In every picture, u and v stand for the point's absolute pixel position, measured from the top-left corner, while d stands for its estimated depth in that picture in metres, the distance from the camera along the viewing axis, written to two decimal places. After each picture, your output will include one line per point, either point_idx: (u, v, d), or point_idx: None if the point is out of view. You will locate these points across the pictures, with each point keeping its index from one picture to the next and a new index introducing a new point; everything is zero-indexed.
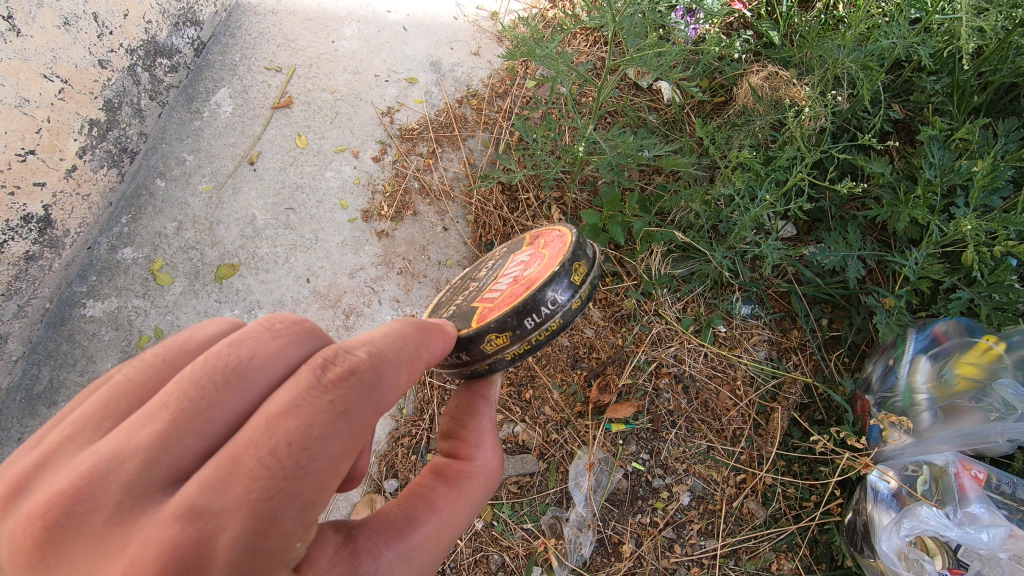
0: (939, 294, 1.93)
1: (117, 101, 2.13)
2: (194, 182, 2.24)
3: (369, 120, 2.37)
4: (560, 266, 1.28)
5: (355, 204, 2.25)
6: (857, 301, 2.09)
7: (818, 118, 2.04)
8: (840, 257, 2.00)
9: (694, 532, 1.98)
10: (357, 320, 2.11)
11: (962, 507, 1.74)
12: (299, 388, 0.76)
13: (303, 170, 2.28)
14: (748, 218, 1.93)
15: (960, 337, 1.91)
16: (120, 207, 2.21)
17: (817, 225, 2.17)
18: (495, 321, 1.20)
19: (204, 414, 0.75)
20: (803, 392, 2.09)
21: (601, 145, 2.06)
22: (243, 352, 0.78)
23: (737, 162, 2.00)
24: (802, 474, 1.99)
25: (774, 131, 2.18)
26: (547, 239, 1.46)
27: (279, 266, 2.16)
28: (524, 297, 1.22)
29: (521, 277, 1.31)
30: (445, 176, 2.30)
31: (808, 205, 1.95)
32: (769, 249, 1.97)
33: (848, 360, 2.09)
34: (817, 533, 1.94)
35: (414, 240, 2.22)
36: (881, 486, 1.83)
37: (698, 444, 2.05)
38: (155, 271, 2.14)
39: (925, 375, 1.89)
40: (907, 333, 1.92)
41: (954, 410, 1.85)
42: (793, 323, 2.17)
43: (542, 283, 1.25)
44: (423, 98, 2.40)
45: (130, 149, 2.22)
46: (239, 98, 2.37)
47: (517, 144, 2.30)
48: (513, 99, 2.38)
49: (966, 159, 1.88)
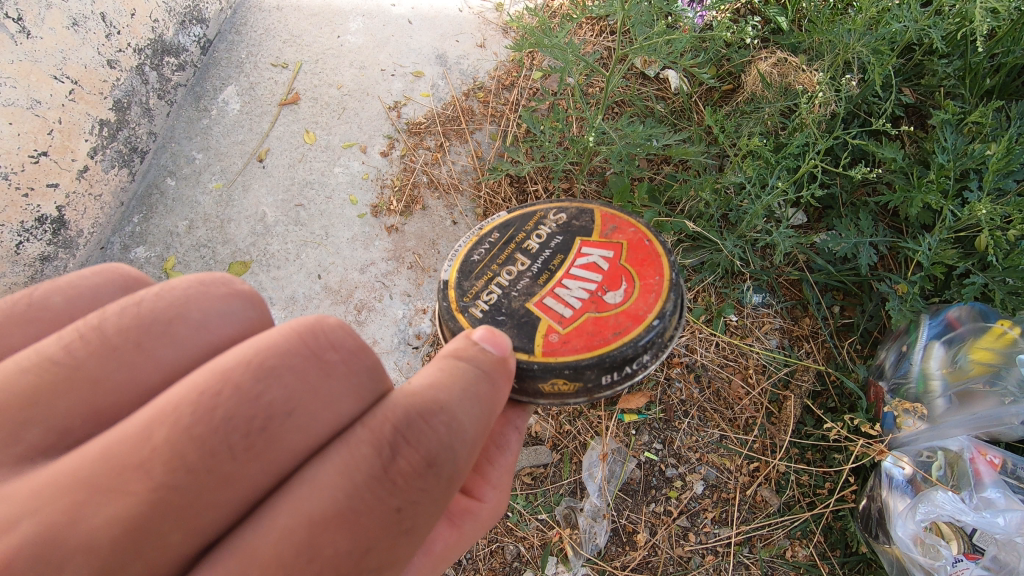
0: (952, 279, 1.92)
1: (126, 101, 2.14)
2: (204, 181, 2.25)
3: (376, 114, 2.36)
4: (654, 315, 1.39)
5: (364, 200, 2.25)
6: (869, 288, 2.08)
7: (829, 104, 2.02)
8: (852, 244, 1.99)
9: (708, 520, 1.99)
10: (369, 315, 2.12)
11: (977, 492, 1.75)
12: (277, 353, 0.74)
13: (311, 166, 2.29)
14: (760, 207, 1.92)
15: (973, 322, 1.89)
16: (132, 206, 2.20)
17: (828, 212, 2.16)
18: (579, 365, 1.33)
19: (208, 482, 0.68)
20: (815, 379, 2.08)
21: (610, 135, 2.05)
22: (278, 398, 0.72)
23: (747, 150, 1.99)
24: (816, 461, 1.99)
25: (784, 118, 2.17)
26: (638, 251, 1.50)
27: (290, 262, 2.17)
28: (616, 350, 1.35)
29: (605, 303, 1.39)
30: (453, 170, 2.30)
31: (820, 192, 1.94)
32: (781, 238, 1.97)
33: (860, 347, 2.08)
34: (831, 520, 1.93)
35: (423, 234, 2.22)
36: (895, 472, 1.82)
37: (710, 433, 2.05)
38: (168, 270, 2.12)
39: (939, 361, 1.88)
40: (920, 319, 1.90)
41: (968, 396, 1.85)
42: (805, 311, 2.16)
43: (636, 333, 1.37)
44: (429, 92, 2.40)
45: (140, 149, 2.22)
46: (246, 95, 2.37)
47: (525, 136, 2.29)
48: (520, 91, 2.37)
49: (978, 143, 1.87)
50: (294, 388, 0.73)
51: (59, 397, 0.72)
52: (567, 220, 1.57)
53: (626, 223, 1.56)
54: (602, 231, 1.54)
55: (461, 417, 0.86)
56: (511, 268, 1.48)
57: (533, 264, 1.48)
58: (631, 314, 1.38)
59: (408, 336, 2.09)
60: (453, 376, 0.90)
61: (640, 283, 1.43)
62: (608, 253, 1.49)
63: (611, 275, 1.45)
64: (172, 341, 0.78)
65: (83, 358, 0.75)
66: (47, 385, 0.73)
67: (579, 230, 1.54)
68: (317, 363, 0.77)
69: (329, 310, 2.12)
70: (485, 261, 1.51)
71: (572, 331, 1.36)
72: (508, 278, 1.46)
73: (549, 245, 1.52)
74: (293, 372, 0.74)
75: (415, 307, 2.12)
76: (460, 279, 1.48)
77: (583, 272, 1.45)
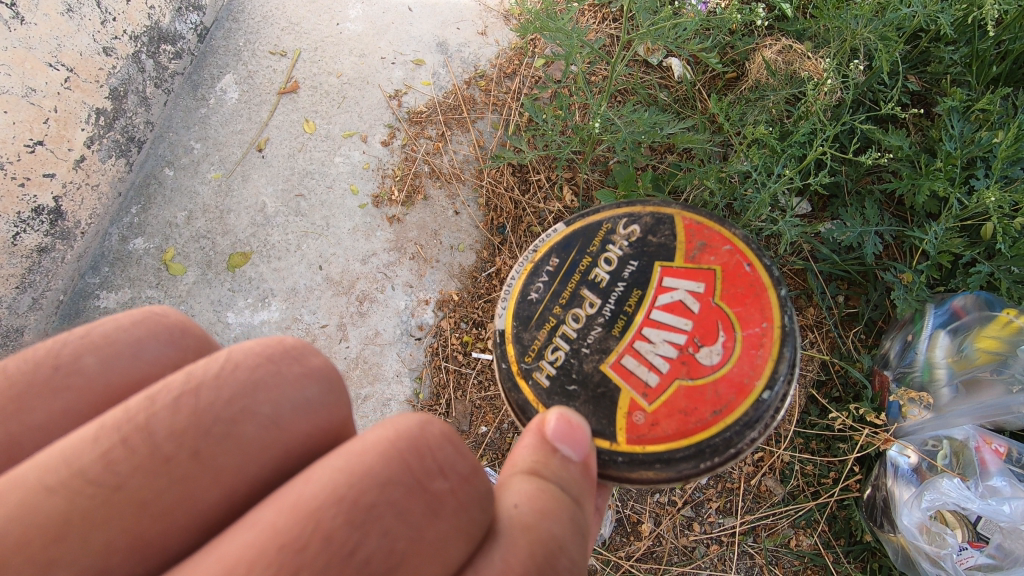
0: (958, 268, 1.90)
1: (122, 89, 2.10)
2: (203, 171, 2.22)
3: (376, 103, 2.33)
4: (761, 383, 1.31)
5: (365, 190, 2.23)
6: (874, 277, 2.07)
7: (834, 91, 2.00)
8: (857, 233, 1.97)
9: (713, 510, 1.99)
10: (371, 306, 2.11)
11: (983, 480, 1.75)
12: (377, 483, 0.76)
13: (311, 156, 2.26)
14: (766, 195, 1.90)
15: (978, 312, 1.88)
16: (130, 196, 2.18)
17: (833, 200, 2.14)
18: (672, 456, 1.29)
19: None
20: (820, 369, 2.07)
21: (614, 123, 2.03)
22: (377, 547, 0.73)
23: (752, 138, 1.96)
24: (820, 451, 1.99)
25: (790, 106, 2.15)
26: (735, 284, 1.40)
27: (291, 253, 2.15)
28: (714, 434, 1.29)
29: (699, 365, 1.33)
30: (455, 159, 2.27)
31: (826, 180, 1.93)
32: (787, 227, 1.95)
33: (865, 337, 2.07)
34: (835, 509, 1.94)
35: (425, 224, 2.20)
36: (900, 462, 1.82)
37: None
38: (168, 261, 2.13)
39: (944, 350, 1.88)
40: (925, 308, 1.89)
41: (974, 384, 1.86)
42: (809, 301, 2.14)
43: (741, 407, 1.30)
44: (430, 81, 2.37)
45: (137, 138, 2.19)
46: (244, 84, 2.34)
47: (527, 125, 2.27)
48: (522, 79, 2.34)
49: (985, 131, 1.86)
50: (396, 529, 0.75)
51: (98, 526, 0.71)
52: (640, 235, 1.49)
53: (718, 239, 1.45)
54: (687, 252, 1.45)
55: (570, 545, 0.91)
56: (579, 314, 1.42)
57: (605, 303, 1.42)
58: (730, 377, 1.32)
59: (410, 327, 2.08)
60: (547, 495, 0.95)
61: (741, 336, 1.34)
62: (697, 287, 1.41)
63: (704, 321, 1.36)
64: (237, 445, 0.79)
65: (128, 476, 0.74)
66: (80, 510, 0.71)
67: (656, 252, 1.46)
68: (421, 495, 0.79)
69: (332, 301, 2.11)
70: (546, 301, 1.45)
71: (662, 409, 1.31)
72: (576, 326, 1.41)
73: (622, 275, 1.44)
74: (393, 509, 0.76)
75: (417, 297, 2.11)
76: (519, 330, 1.44)
77: (671, 319, 1.38)
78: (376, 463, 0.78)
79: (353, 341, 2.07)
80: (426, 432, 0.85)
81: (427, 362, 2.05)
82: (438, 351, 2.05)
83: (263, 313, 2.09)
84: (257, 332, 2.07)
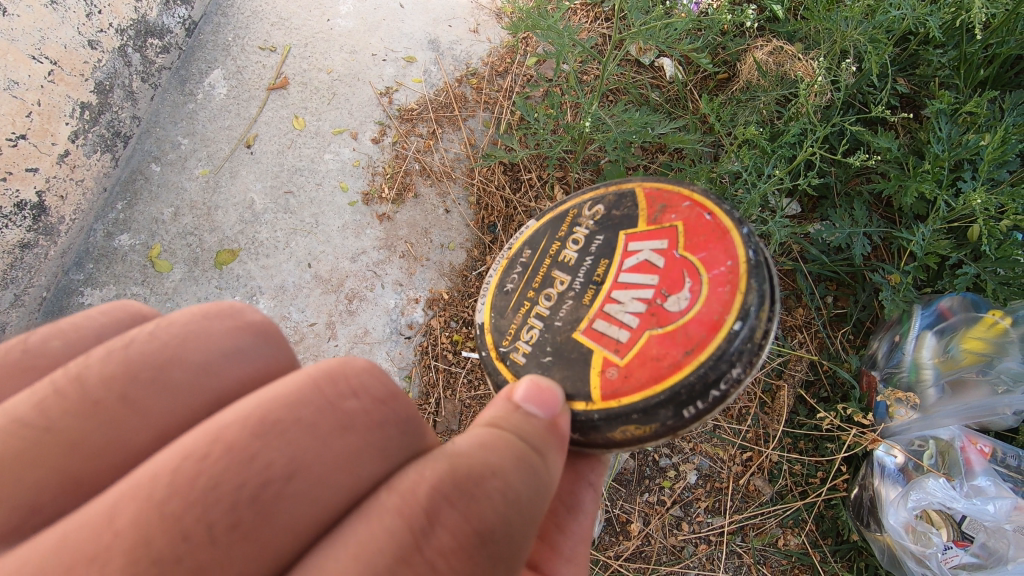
0: (946, 269, 1.91)
1: (108, 83, 2.08)
2: (190, 167, 2.19)
3: (367, 100, 2.32)
4: (733, 317, 1.24)
5: (355, 187, 2.21)
6: (863, 278, 2.08)
7: (824, 93, 2.01)
8: (846, 234, 1.98)
9: (701, 510, 2.00)
10: (360, 305, 2.09)
11: (968, 480, 1.76)
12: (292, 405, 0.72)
13: (301, 153, 2.24)
14: (756, 195, 1.90)
15: (965, 313, 1.90)
16: (115, 192, 2.15)
17: (823, 202, 2.16)
18: (647, 405, 1.23)
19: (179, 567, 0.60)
20: (808, 369, 2.08)
21: (606, 122, 2.03)
22: (279, 458, 0.68)
23: (743, 138, 1.97)
24: (808, 451, 2.00)
25: (780, 107, 2.15)
26: (697, 234, 1.35)
27: (279, 251, 2.13)
28: (688, 373, 1.22)
29: (667, 314, 1.27)
30: (446, 157, 2.26)
31: (815, 181, 1.94)
32: (776, 227, 1.96)
33: (853, 337, 2.09)
34: (823, 509, 1.95)
35: (416, 222, 2.18)
36: (888, 461, 1.83)
37: (704, 423, 2.05)
38: (154, 257, 2.10)
39: (930, 350, 1.89)
40: (912, 309, 1.91)
41: (960, 384, 1.87)
42: (798, 301, 2.16)
43: (711, 344, 1.22)
44: (421, 78, 2.36)
45: (123, 133, 2.16)
46: (233, 79, 2.31)
47: (519, 124, 2.26)
48: (514, 78, 2.34)
49: (973, 134, 1.87)
50: (302, 444, 0.70)
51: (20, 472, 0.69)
52: (604, 211, 1.47)
53: (677, 196, 1.41)
54: (648, 215, 1.42)
55: (512, 475, 0.80)
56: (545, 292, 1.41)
57: (574, 279, 1.40)
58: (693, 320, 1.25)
59: (400, 325, 2.07)
60: (502, 438, 0.86)
61: (707, 278, 1.28)
62: (659, 244, 1.36)
63: (669, 272, 1.32)
64: (165, 388, 0.77)
65: (55, 419, 0.73)
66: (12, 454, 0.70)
67: (621, 222, 1.44)
68: (333, 416, 0.75)
69: (321, 300, 2.10)
70: (520, 289, 1.45)
71: (633, 361, 1.26)
72: (548, 305, 1.39)
73: (590, 249, 1.43)
74: (301, 427, 0.71)
75: (407, 296, 2.09)
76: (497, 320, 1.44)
77: (638, 278, 1.33)
78: (292, 389, 0.74)
79: (341, 340, 2.06)
80: (350, 366, 0.81)
81: (417, 360, 2.04)
82: (428, 351, 2.04)
83: None
84: None
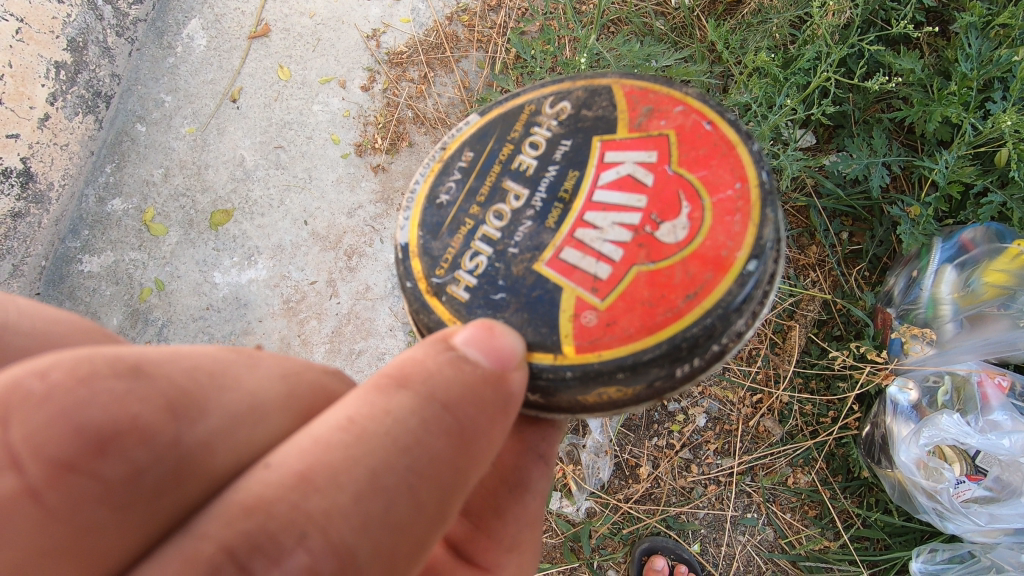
0: (969, 198, 1.83)
1: (81, 40, 2.03)
2: (176, 125, 2.12)
3: (353, 45, 2.20)
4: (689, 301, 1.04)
5: (347, 138, 2.13)
6: (880, 212, 1.99)
7: (842, 12, 1.86)
8: (864, 164, 1.87)
9: (710, 452, 2.00)
10: (360, 260, 2.05)
11: (983, 415, 1.73)
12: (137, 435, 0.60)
13: (288, 105, 2.15)
14: (766, 127, 1.79)
15: (988, 244, 1.79)
16: (102, 155, 2.09)
17: (839, 131, 2.02)
18: (638, 359, 1.03)
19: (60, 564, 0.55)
20: (821, 308, 2.02)
21: (605, 57, 1.93)
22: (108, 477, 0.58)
23: (753, 66, 1.84)
24: (820, 390, 1.97)
25: (794, 29, 2.00)
26: (695, 145, 1.15)
27: (274, 209, 2.08)
28: (690, 324, 1.03)
29: (659, 246, 1.07)
30: (440, 102, 2.16)
31: (831, 109, 1.81)
32: (788, 160, 1.86)
33: (869, 274, 2.01)
34: (834, 447, 1.94)
35: (412, 171, 2.11)
36: (901, 399, 1.79)
37: (713, 365, 2.02)
38: (148, 221, 2.06)
39: (950, 285, 1.81)
40: (932, 242, 1.82)
41: (979, 319, 1.80)
42: (812, 239, 2.08)
43: (721, 288, 1.04)
44: (409, 18, 2.23)
45: (104, 93, 2.10)
46: (212, 28, 2.19)
47: (515, 62, 2.14)
48: (508, 13, 2.19)
49: (1006, 48, 1.72)
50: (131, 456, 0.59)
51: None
52: (573, 109, 1.23)
53: (668, 100, 1.20)
54: (632, 121, 1.19)
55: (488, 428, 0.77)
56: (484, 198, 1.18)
57: (534, 192, 1.16)
58: (693, 290, 1.04)
59: None
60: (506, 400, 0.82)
61: (708, 205, 1.09)
62: (648, 156, 1.15)
63: (660, 193, 1.11)
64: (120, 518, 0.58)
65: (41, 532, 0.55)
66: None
67: (593, 126, 1.20)
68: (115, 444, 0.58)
69: (320, 257, 2.06)
70: (455, 200, 1.20)
71: (618, 305, 1.06)
72: (498, 224, 1.15)
73: (554, 157, 1.19)
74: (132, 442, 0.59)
75: None
76: (426, 239, 1.18)
77: (617, 197, 1.12)
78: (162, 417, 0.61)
79: (343, 297, 2.04)
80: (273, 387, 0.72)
81: None
82: None
83: (250, 271, 2.05)
84: (245, 291, 2.04)
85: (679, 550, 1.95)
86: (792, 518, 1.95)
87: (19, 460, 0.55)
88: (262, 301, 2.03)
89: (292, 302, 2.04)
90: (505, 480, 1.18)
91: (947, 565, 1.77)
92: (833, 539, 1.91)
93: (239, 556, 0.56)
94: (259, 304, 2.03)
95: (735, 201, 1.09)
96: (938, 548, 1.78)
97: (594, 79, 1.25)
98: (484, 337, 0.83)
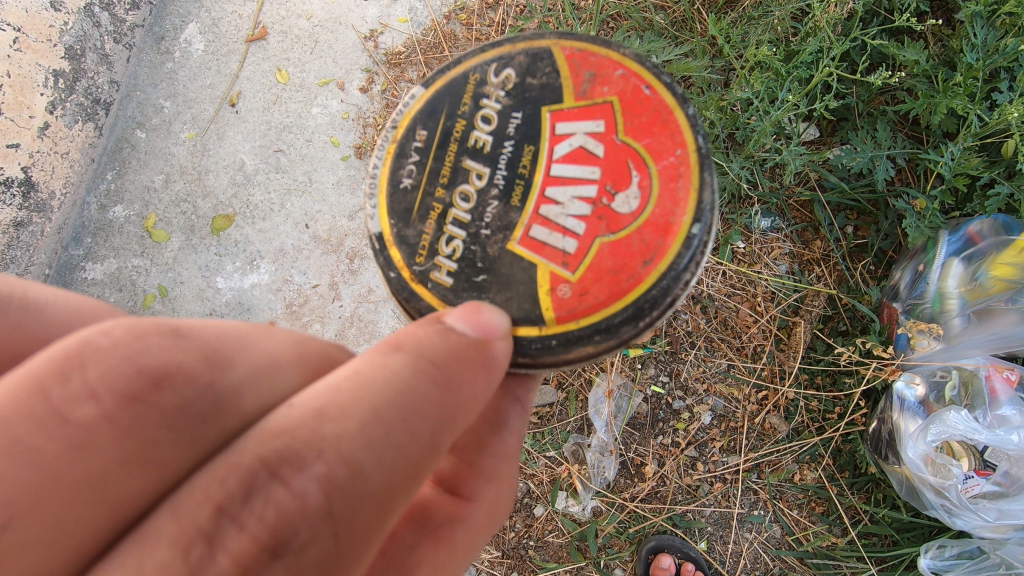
0: (975, 190, 1.80)
1: (78, 47, 2.01)
2: (175, 131, 2.11)
3: (351, 46, 2.19)
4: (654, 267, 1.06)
5: (347, 140, 2.13)
6: (885, 205, 1.97)
7: (845, 3, 1.83)
8: (868, 158, 1.85)
9: (716, 449, 1.99)
10: (363, 263, 2.06)
11: (992, 410, 1.72)
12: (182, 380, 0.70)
13: (287, 108, 2.14)
14: (768, 123, 1.78)
15: (995, 237, 1.77)
16: (103, 161, 2.10)
17: (842, 124, 2.00)
18: (609, 324, 1.06)
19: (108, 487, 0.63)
20: (826, 303, 2.01)
21: (604, 54, 1.91)
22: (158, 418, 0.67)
23: (754, 61, 1.82)
24: (826, 386, 1.95)
25: (797, 22, 1.97)
26: (637, 112, 1.13)
27: (275, 213, 2.08)
28: (651, 286, 1.06)
29: (617, 217, 1.08)
30: None
31: (834, 103, 1.78)
32: (791, 156, 1.85)
33: (874, 268, 2.00)
34: (840, 443, 1.92)
35: None
36: (908, 395, 1.78)
37: (717, 363, 2.01)
38: (150, 227, 2.06)
39: (957, 279, 1.79)
40: (938, 236, 1.81)
41: (987, 313, 1.78)
42: (816, 233, 2.06)
43: (673, 252, 1.07)
44: (407, 17, 2.21)
45: (104, 100, 2.09)
46: (209, 33, 2.18)
47: None
48: (506, 10, 2.17)
49: (1013, 37, 1.69)
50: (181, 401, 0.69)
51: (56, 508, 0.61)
52: (517, 78, 1.17)
53: (607, 62, 1.16)
54: (575, 87, 1.15)
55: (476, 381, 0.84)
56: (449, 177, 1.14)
57: (495, 170, 1.13)
58: (653, 256, 1.07)
59: None
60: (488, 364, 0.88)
61: (655, 171, 1.09)
62: (596, 125, 1.13)
63: (613, 164, 1.10)
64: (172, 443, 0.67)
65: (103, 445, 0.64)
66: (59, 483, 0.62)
67: (539, 95, 1.16)
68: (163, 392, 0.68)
69: (322, 261, 2.07)
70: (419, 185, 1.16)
71: (587, 276, 1.08)
72: (467, 207, 1.12)
73: (508, 132, 1.15)
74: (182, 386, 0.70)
75: None
76: (400, 229, 1.15)
77: (572, 170, 1.11)
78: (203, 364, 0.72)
79: (346, 299, 2.04)
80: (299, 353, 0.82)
81: None
82: None
83: (253, 276, 2.05)
84: (248, 296, 2.04)
85: (685, 549, 1.94)
86: (799, 514, 1.95)
87: (92, 392, 0.65)
88: (265, 306, 2.04)
89: (295, 305, 2.04)
90: (487, 420, 1.15)
91: (955, 560, 1.76)
92: (840, 535, 1.91)
93: (270, 467, 0.65)
94: (262, 309, 2.04)
95: (678, 167, 1.10)
96: (946, 544, 1.77)
97: (532, 40, 1.19)
98: (472, 313, 0.91)
